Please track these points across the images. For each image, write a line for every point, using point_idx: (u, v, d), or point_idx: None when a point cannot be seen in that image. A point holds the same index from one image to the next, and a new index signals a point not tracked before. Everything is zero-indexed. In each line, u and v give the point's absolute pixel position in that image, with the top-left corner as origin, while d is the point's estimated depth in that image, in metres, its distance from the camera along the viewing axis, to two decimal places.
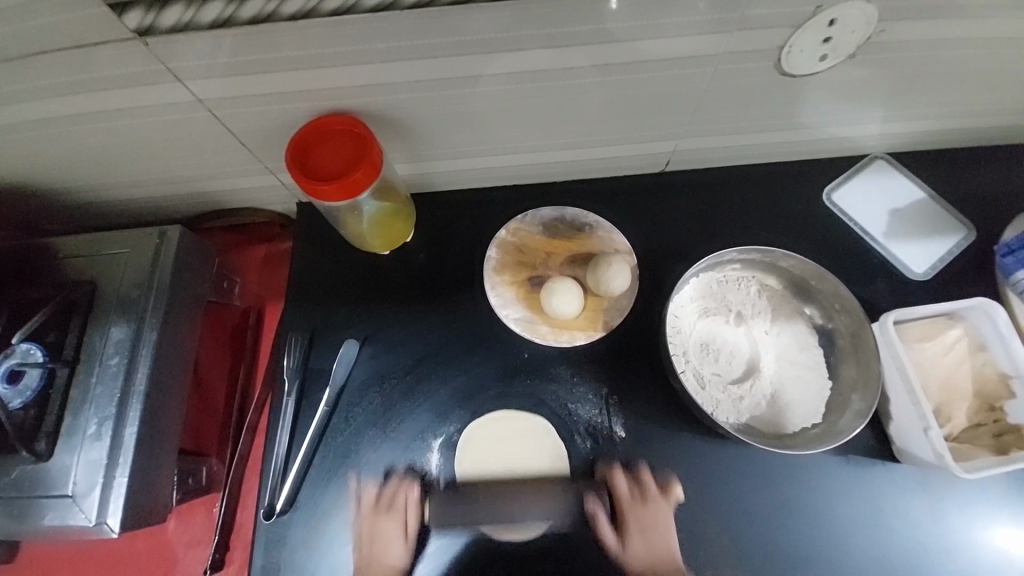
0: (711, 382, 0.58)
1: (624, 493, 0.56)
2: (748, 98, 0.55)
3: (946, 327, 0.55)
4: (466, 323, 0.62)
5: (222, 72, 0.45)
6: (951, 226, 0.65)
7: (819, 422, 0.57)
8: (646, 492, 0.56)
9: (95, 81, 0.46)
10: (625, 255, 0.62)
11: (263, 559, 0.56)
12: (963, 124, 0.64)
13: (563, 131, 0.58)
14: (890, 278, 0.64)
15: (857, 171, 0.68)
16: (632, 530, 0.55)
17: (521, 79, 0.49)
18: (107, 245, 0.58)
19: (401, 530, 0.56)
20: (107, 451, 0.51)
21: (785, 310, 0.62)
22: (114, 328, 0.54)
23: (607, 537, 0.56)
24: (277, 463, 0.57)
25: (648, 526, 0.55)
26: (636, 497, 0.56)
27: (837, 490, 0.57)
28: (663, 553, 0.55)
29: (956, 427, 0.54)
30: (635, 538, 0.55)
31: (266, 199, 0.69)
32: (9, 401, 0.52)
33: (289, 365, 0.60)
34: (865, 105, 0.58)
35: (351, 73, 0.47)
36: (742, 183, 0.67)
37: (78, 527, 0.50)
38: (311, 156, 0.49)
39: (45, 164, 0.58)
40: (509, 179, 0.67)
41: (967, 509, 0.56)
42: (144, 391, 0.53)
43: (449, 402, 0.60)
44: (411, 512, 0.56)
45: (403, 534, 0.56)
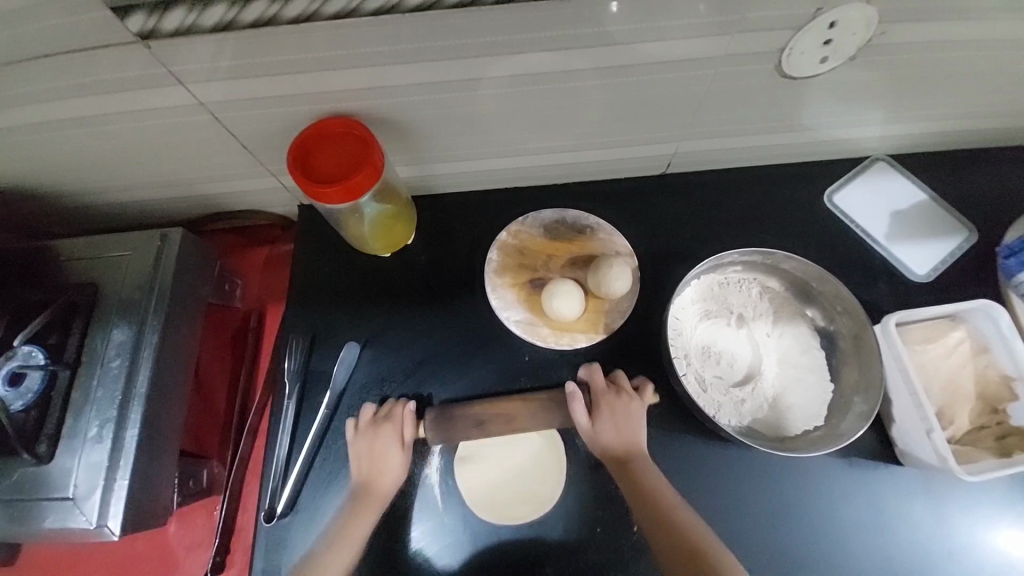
0: (712, 384, 0.58)
1: (602, 387, 0.56)
2: (748, 100, 0.55)
3: (947, 328, 0.55)
4: (466, 325, 0.62)
5: (224, 75, 0.45)
6: (952, 227, 0.65)
7: (820, 425, 0.57)
8: (621, 388, 0.57)
9: (97, 84, 0.46)
10: (626, 257, 0.62)
11: (264, 562, 0.55)
12: (964, 126, 0.64)
13: (564, 134, 0.58)
14: (892, 280, 0.64)
15: (858, 172, 0.68)
16: (609, 412, 0.55)
17: (521, 82, 0.49)
18: (108, 247, 0.58)
19: (396, 440, 0.56)
20: (107, 454, 0.51)
21: (786, 311, 0.62)
22: (115, 331, 0.54)
23: (580, 418, 0.55)
24: (277, 465, 0.57)
25: (621, 410, 0.56)
26: (613, 390, 0.56)
27: (840, 492, 0.56)
28: (630, 440, 0.55)
29: (959, 429, 0.54)
30: (608, 420, 0.55)
31: (267, 202, 0.69)
32: (9, 403, 0.52)
33: (290, 367, 0.60)
34: (866, 106, 0.58)
35: (352, 76, 0.47)
36: (743, 184, 0.67)
37: (78, 529, 0.49)
38: (312, 159, 0.49)
39: (47, 166, 0.58)
40: (510, 181, 0.67)
41: (970, 511, 0.56)
42: (144, 394, 0.53)
43: (450, 405, 0.59)
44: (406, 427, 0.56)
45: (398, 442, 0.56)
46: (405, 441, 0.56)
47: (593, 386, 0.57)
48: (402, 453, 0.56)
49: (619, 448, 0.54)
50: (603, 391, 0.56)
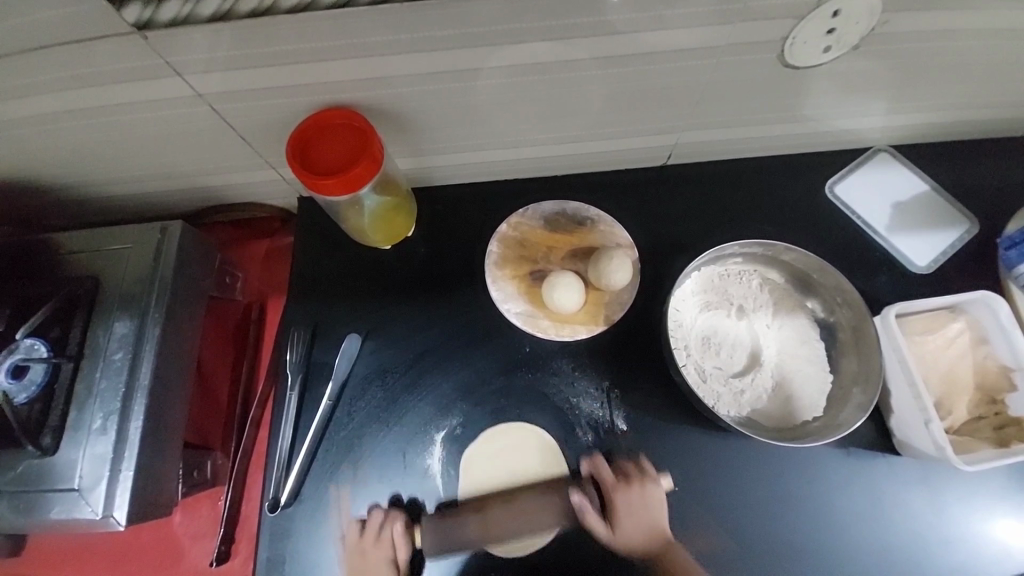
0: (712, 375, 0.58)
1: (612, 483, 0.55)
2: (750, 90, 0.55)
3: (947, 320, 0.56)
4: (466, 317, 0.62)
5: (222, 66, 0.45)
6: (953, 219, 0.65)
7: (819, 415, 0.57)
8: (627, 475, 0.56)
9: (93, 76, 0.46)
10: (626, 249, 0.62)
11: (269, 551, 0.56)
12: (966, 118, 0.64)
13: (565, 124, 0.58)
14: (892, 271, 0.64)
15: (859, 164, 0.67)
16: (622, 514, 0.54)
17: (521, 72, 0.49)
18: (109, 240, 0.58)
19: (390, 557, 0.54)
20: (112, 446, 0.51)
21: (787, 303, 0.62)
22: (117, 324, 0.55)
23: (598, 529, 0.55)
24: (280, 456, 0.58)
25: (640, 506, 0.55)
26: (620, 480, 0.56)
27: (839, 482, 0.57)
28: (654, 532, 0.54)
29: (957, 420, 0.54)
30: (624, 521, 0.54)
31: (266, 193, 0.69)
32: (13, 395, 0.53)
33: (292, 359, 0.60)
34: (869, 96, 0.58)
35: (352, 68, 0.46)
36: (745, 176, 0.67)
37: (84, 520, 0.50)
38: (311, 150, 0.49)
39: (45, 158, 0.58)
40: (510, 173, 0.67)
41: (967, 501, 0.56)
42: (147, 386, 0.53)
43: (451, 396, 0.60)
44: (400, 550, 0.54)
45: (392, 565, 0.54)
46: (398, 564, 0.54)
47: (600, 480, 0.56)
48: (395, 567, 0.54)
49: (647, 543, 0.54)
50: (612, 484, 0.55)
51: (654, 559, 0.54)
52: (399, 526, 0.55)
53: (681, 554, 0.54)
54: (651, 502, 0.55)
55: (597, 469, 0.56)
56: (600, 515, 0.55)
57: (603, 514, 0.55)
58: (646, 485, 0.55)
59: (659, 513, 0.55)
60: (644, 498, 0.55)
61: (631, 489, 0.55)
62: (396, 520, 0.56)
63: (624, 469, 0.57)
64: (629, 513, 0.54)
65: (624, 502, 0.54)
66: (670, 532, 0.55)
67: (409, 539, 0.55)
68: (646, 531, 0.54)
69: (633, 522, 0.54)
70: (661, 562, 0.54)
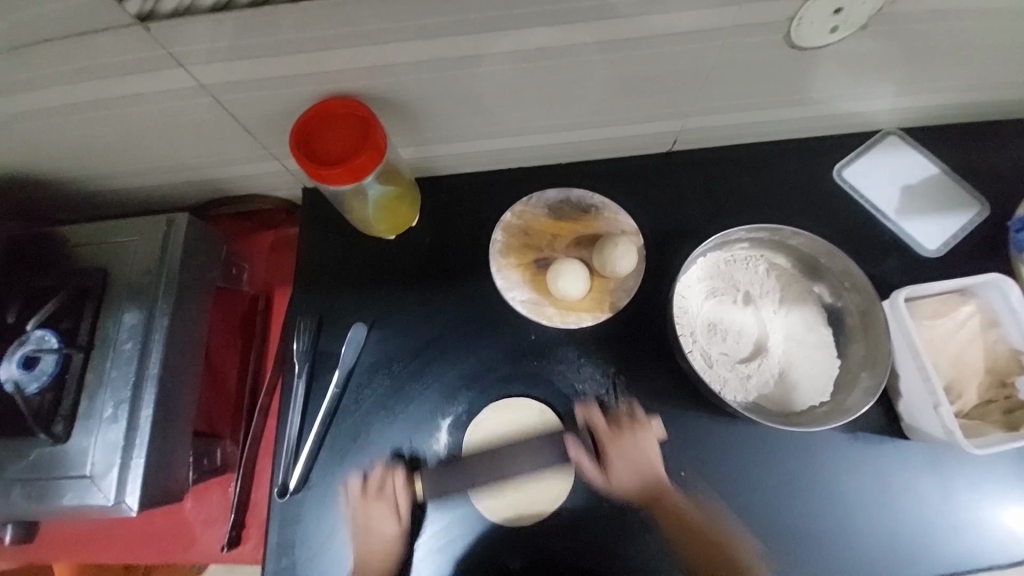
0: (718, 361, 0.58)
1: (603, 429, 0.57)
2: (756, 73, 0.54)
3: (956, 303, 0.55)
4: (471, 306, 0.62)
5: (224, 56, 0.45)
6: (963, 202, 0.64)
7: (826, 400, 0.57)
8: (620, 420, 0.58)
9: (97, 68, 0.46)
10: (631, 236, 0.62)
11: (279, 536, 0.57)
12: (979, 99, 0.63)
13: (568, 111, 0.58)
14: (901, 256, 0.63)
15: (868, 148, 0.66)
16: (614, 457, 0.56)
17: (523, 57, 0.49)
18: (116, 232, 0.59)
19: (392, 509, 0.56)
20: (123, 434, 0.52)
21: (794, 288, 0.61)
22: (126, 314, 0.55)
23: (591, 474, 0.57)
24: (288, 443, 0.58)
25: (632, 450, 0.56)
26: (614, 429, 0.57)
27: (846, 467, 0.57)
28: (647, 475, 0.56)
29: (966, 403, 0.53)
30: (618, 463, 0.56)
31: (271, 185, 0.69)
32: (25, 385, 0.53)
33: (298, 348, 0.61)
34: (878, 78, 0.57)
35: (354, 56, 0.46)
36: (751, 161, 0.67)
37: (96, 506, 0.51)
38: (314, 139, 0.49)
39: (52, 153, 0.58)
40: (513, 162, 0.66)
41: (976, 485, 0.56)
42: (157, 375, 0.54)
43: (456, 384, 0.60)
44: (400, 498, 0.56)
45: (393, 514, 0.56)
46: (400, 513, 0.56)
47: (595, 429, 0.57)
48: (400, 525, 0.56)
49: (640, 485, 0.56)
50: (606, 433, 0.57)
51: (642, 500, 0.56)
52: (399, 480, 0.57)
53: (672, 492, 0.56)
54: (644, 458, 0.56)
55: (591, 417, 0.58)
56: (595, 461, 0.57)
57: (597, 455, 0.57)
58: (636, 429, 0.57)
59: (651, 452, 0.57)
60: (636, 442, 0.57)
61: (623, 435, 0.57)
62: (397, 475, 0.57)
63: (616, 416, 0.58)
64: (625, 458, 0.56)
65: (619, 445, 0.56)
66: (664, 472, 0.57)
67: (409, 495, 0.57)
68: (643, 470, 0.56)
69: (627, 461, 0.56)
70: (660, 498, 0.55)
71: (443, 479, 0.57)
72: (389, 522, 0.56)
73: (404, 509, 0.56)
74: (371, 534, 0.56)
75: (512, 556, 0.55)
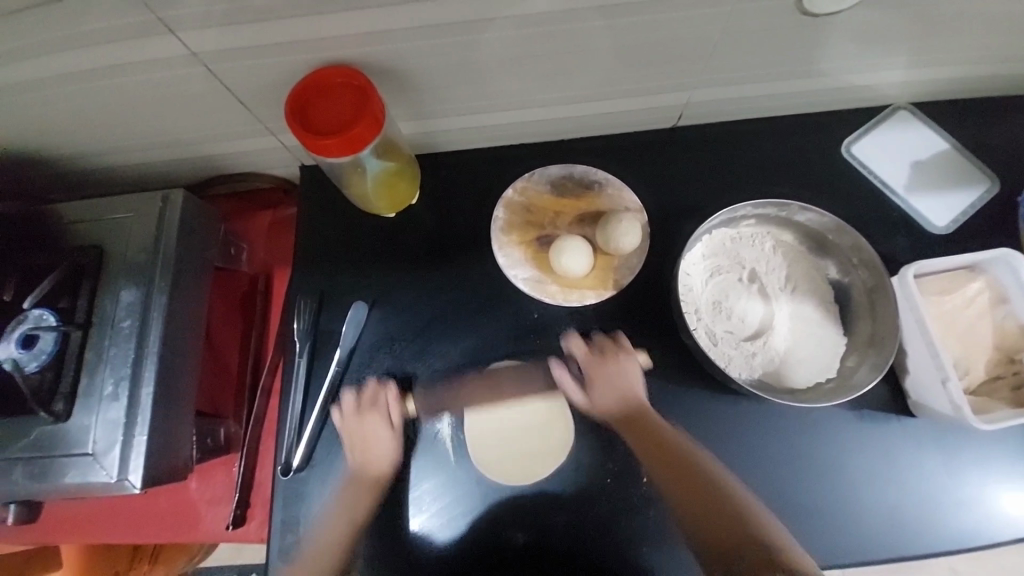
0: (723, 339, 0.58)
1: (584, 355, 0.58)
2: (765, 42, 0.52)
3: (966, 279, 0.54)
4: (473, 284, 0.62)
5: (216, 22, 0.44)
6: (974, 178, 0.63)
7: (832, 377, 0.56)
8: (602, 347, 0.58)
9: (84, 36, 0.44)
10: (636, 212, 0.61)
11: (284, 514, 0.57)
12: (993, 72, 0.61)
13: (571, 83, 0.56)
14: (910, 232, 0.62)
15: (878, 122, 0.65)
16: (596, 379, 0.57)
17: (525, 24, 0.47)
18: (111, 210, 0.58)
19: (385, 422, 0.57)
20: (124, 411, 0.51)
21: (801, 265, 0.60)
22: (124, 292, 0.54)
23: (573, 393, 0.58)
24: (291, 421, 0.58)
25: (613, 376, 0.57)
26: (596, 355, 0.58)
27: (852, 444, 0.56)
28: (628, 395, 0.57)
29: (974, 380, 0.53)
30: (598, 385, 0.57)
31: (268, 162, 0.68)
32: (24, 365, 0.52)
33: (299, 327, 0.60)
34: (891, 48, 0.55)
35: (350, 21, 0.45)
36: (758, 136, 0.65)
37: (99, 483, 0.51)
38: (310, 110, 0.48)
39: (43, 128, 0.57)
40: (515, 137, 0.65)
41: (981, 461, 0.56)
42: (156, 352, 0.54)
43: (459, 362, 0.60)
44: (392, 406, 0.58)
45: (388, 428, 0.57)
46: (394, 425, 0.57)
47: (575, 358, 0.58)
48: (393, 433, 0.57)
49: (621, 404, 0.57)
50: (588, 359, 0.58)
51: (625, 420, 0.56)
52: (393, 394, 0.58)
53: (649, 411, 0.56)
54: (622, 379, 0.57)
55: (572, 347, 0.59)
56: (578, 382, 0.58)
57: (580, 381, 0.58)
58: (620, 357, 0.58)
59: (632, 380, 0.57)
60: (618, 369, 0.58)
61: (606, 359, 0.58)
62: (389, 386, 0.58)
63: (598, 343, 0.59)
64: (605, 381, 0.57)
65: (601, 374, 0.57)
66: (645, 397, 0.57)
67: (399, 407, 0.58)
68: (620, 391, 0.57)
69: (606, 378, 0.57)
70: (635, 416, 0.56)
71: (429, 399, 0.58)
72: (382, 442, 0.57)
73: (395, 421, 0.57)
74: (370, 456, 0.57)
75: (516, 532, 0.56)
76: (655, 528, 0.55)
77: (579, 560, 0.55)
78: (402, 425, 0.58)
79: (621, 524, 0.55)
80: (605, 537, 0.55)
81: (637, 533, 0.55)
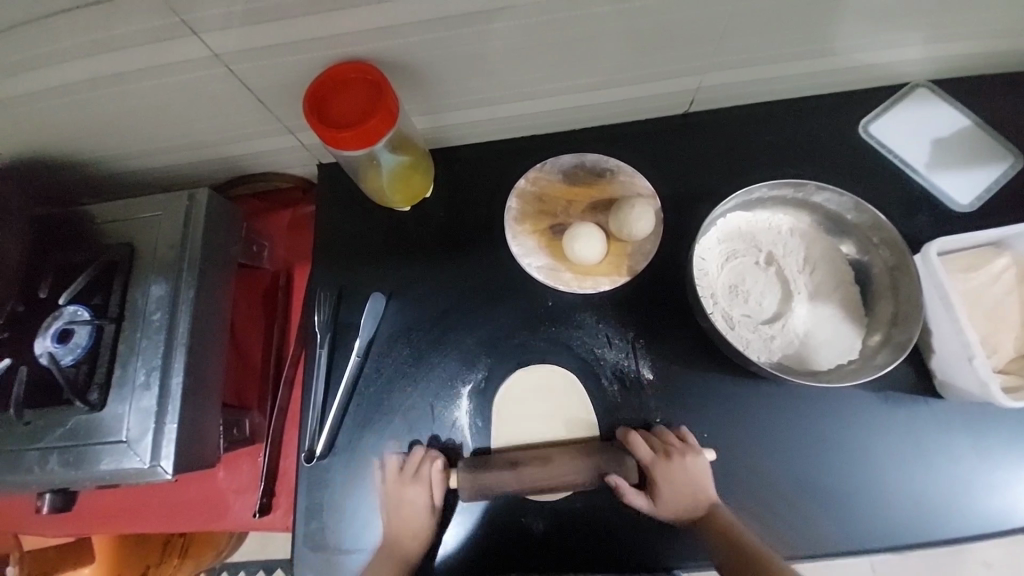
0: (741, 322, 0.57)
1: (651, 458, 0.53)
2: (776, 22, 0.52)
3: (990, 256, 0.53)
4: (487, 275, 0.62)
5: (237, 22, 0.45)
6: (998, 154, 0.61)
7: (854, 358, 0.56)
8: (670, 450, 0.54)
9: (113, 40, 0.46)
10: (649, 198, 0.61)
11: (307, 500, 0.58)
12: (1016, 44, 0.59)
13: (581, 71, 0.56)
14: (931, 211, 0.61)
15: (895, 101, 0.64)
16: (662, 484, 0.53)
17: (533, 12, 0.48)
18: (140, 209, 0.60)
19: (427, 500, 0.55)
20: (156, 400, 0.54)
21: (819, 247, 0.59)
22: (154, 286, 0.57)
23: (637, 504, 0.54)
24: (314, 410, 0.60)
25: (682, 476, 0.53)
26: (662, 459, 0.53)
27: (876, 428, 0.55)
28: (697, 498, 0.53)
29: (1002, 358, 0.51)
30: (665, 489, 0.53)
31: (287, 161, 0.70)
32: (61, 357, 0.55)
33: (320, 319, 0.62)
34: (907, 23, 0.54)
35: (363, 16, 0.46)
36: (771, 120, 0.65)
37: (133, 469, 0.53)
38: (327, 104, 0.49)
39: (76, 132, 0.60)
40: (526, 129, 0.66)
41: (1011, 442, 0.54)
42: (185, 344, 0.56)
43: (476, 350, 0.60)
44: (434, 488, 0.55)
45: (427, 508, 0.55)
46: (434, 504, 0.55)
47: (638, 458, 0.53)
48: (432, 512, 0.55)
49: (687, 509, 0.53)
50: (652, 461, 0.53)
51: (691, 523, 0.53)
52: (437, 464, 0.55)
53: (722, 513, 0.52)
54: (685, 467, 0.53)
55: (633, 446, 0.54)
56: (639, 486, 0.54)
57: (645, 486, 0.54)
58: (689, 457, 0.53)
59: (703, 478, 0.53)
60: (684, 468, 0.53)
61: (672, 463, 0.53)
62: (434, 460, 0.56)
63: (665, 441, 0.54)
64: (672, 484, 0.53)
65: (666, 476, 0.52)
66: (716, 499, 0.54)
67: (443, 478, 0.55)
68: (690, 493, 0.53)
69: (678, 480, 0.53)
70: (705, 524, 0.52)
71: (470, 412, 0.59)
72: (419, 504, 0.55)
73: (436, 496, 0.55)
74: (401, 489, 0.57)
75: (534, 517, 0.56)
76: (674, 513, 0.55)
77: (599, 546, 0.55)
78: (442, 503, 0.56)
79: (639, 510, 0.55)
80: (623, 524, 0.55)
81: (656, 519, 0.55)
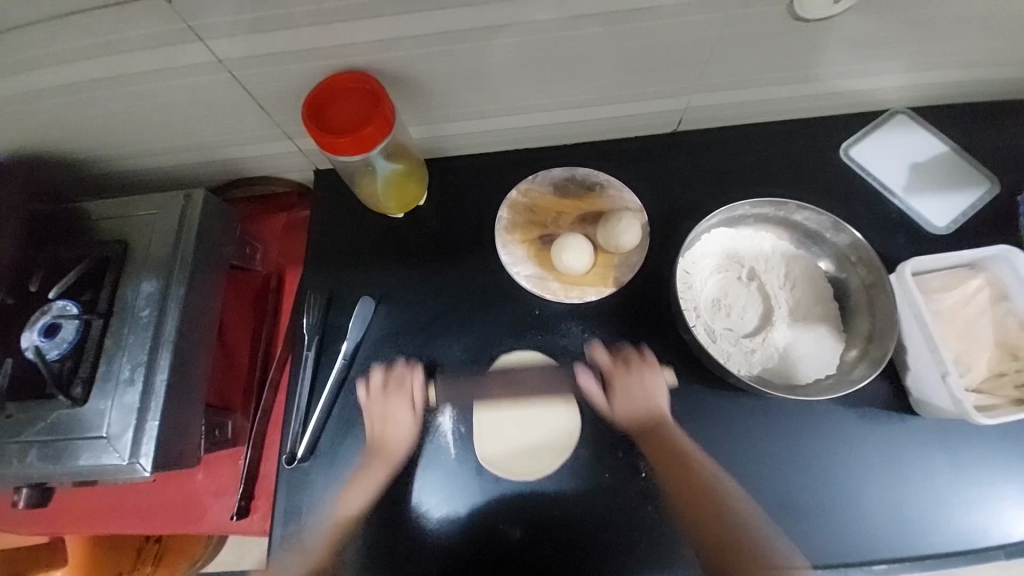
0: (723, 335, 0.58)
1: (608, 364, 0.59)
2: (760, 48, 0.54)
3: (964, 277, 0.55)
4: (476, 282, 0.63)
5: (242, 29, 0.47)
6: (973, 180, 0.64)
7: (832, 373, 0.57)
8: (627, 359, 0.59)
9: (120, 42, 0.48)
10: (636, 212, 0.62)
11: (287, 503, 0.58)
12: (989, 76, 0.62)
13: (573, 88, 0.59)
14: (909, 233, 0.63)
15: (875, 127, 0.66)
16: (619, 389, 0.58)
17: (529, 30, 0.50)
18: (136, 207, 0.61)
19: (408, 404, 0.58)
20: (139, 396, 0.53)
21: (800, 264, 0.61)
22: (144, 283, 0.57)
23: (596, 398, 0.58)
24: (297, 412, 0.60)
25: (635, 383, 0.58)
26: (621, 365, 0.59)
27: (854, 443, 0.56)
28: (649, 411, 0.57)
29: (976, 376, 0.52)
30: (619, 393, 0.57)
31: (284, 166, 0.71)
32: (47, 352, 0.55)
33: (308, 321, 0.62)
34: (884, 54, 0.57)
35: (363, 28, 0.48)
36: (756, 140, 0.67)
37: (112, 466, 0.52)
38: (324, 111, 0.51)
39: (76, 130, 0.61)
40: (519, 142, 0.67)
41: (986, 460, 0.55)
42: (172, 341, 0.56)
43: (462, 356, 0.61)
44: (416, 391, 0.59)
45: (410, 416, 0.58)
46: (416, 404, 0.59)
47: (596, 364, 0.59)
48: (413, 414, 0.58)
49: (641, 416, 0.56)
50: (609, 367, 0.59)
51: (644, 434, 0.56)
52: (418, 378, 0.60)
53: (671, 431, 0.56)
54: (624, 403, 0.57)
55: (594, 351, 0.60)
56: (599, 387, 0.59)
57: (603, 386, 0.59)
58: (643, 369, 0.58)
59: (658, 393, 0.57)
60: (640, 382, 0.58)
61: (627, 367, 0.58)
62: (415, 372, 0.60)
63: (626, 355, 0.59)
64: (626, 391, 0.57)
65: (620, 378, 0.58)
66: (669, 413, 0.57)
67: (425, 395, 0.59)
68: (644, 403, 0.57)
69: (632, 388, 0.58)
70: (659, 440, 0.55)
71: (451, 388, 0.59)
72: (402, 419, 0.58)
73: (417, 403, 0.59)
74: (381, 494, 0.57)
75: (514, 525, 0.55)
76: (653, 524, 0.55)
77: (578, 556, 0.55)
78: (423, 409, 0.59)
79: (619, 521, 0.55)
80: (602, 535, 0.55)
81: (636, 530, 0.55)
